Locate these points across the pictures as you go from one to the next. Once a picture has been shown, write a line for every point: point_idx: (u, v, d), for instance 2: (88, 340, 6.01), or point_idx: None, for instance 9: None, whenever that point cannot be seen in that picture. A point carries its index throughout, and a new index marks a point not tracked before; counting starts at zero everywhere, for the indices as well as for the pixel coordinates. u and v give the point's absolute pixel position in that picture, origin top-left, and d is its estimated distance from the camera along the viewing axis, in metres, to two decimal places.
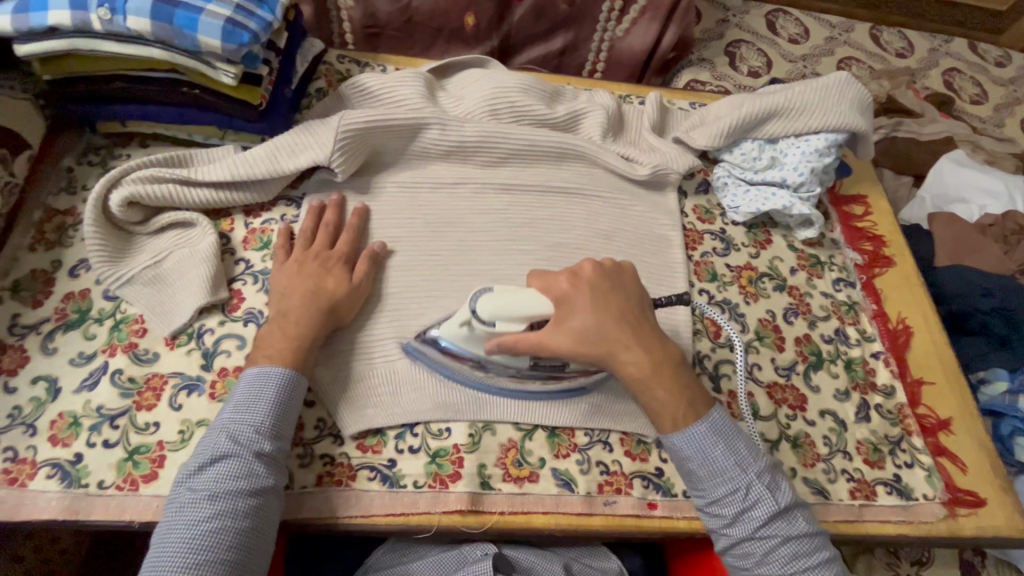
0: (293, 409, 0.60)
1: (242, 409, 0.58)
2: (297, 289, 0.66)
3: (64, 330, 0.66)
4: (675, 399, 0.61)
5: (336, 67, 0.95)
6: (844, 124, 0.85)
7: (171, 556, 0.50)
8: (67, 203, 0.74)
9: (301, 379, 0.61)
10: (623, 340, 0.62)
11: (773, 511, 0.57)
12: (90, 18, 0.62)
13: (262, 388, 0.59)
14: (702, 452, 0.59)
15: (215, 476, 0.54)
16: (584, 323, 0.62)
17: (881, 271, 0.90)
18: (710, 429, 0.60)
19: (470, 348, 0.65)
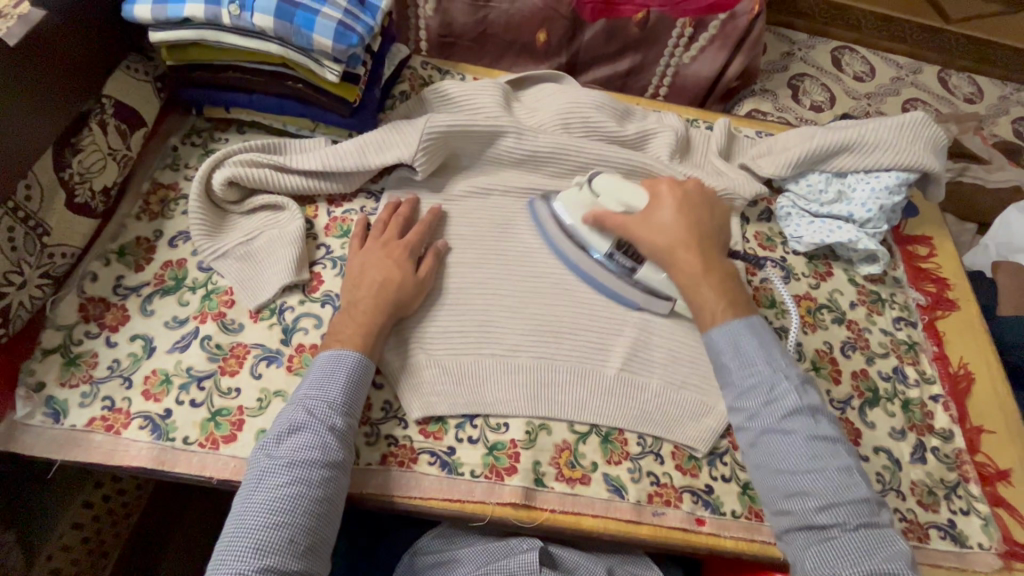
0: (363, 390, 0.63)
1: (317, 386, 0.61)
2: (366, 277, 0.70)
3: (161, 294, 0.71)
4: (718, 299, 0.68)
5: (419, 73, 1.00)
6: (918, 164, 0.85)
7: (252, 518, 0.53)
8: (171, 179, 0.80)
9: (369, 362, 0.65)
10: (686, 245, 0.70)
11: (797, 404, 0.61)
12: (221, 12, 0.68)
13: (336, 367, 0.63)
14: (734, 346, 0.65)
15: (292, 446, 0.57)
16: (662, 217, 0.73)
17: (944, 314, 0.89)
18: (751, 328, 0.65)
19: (566, 222, 0.77)
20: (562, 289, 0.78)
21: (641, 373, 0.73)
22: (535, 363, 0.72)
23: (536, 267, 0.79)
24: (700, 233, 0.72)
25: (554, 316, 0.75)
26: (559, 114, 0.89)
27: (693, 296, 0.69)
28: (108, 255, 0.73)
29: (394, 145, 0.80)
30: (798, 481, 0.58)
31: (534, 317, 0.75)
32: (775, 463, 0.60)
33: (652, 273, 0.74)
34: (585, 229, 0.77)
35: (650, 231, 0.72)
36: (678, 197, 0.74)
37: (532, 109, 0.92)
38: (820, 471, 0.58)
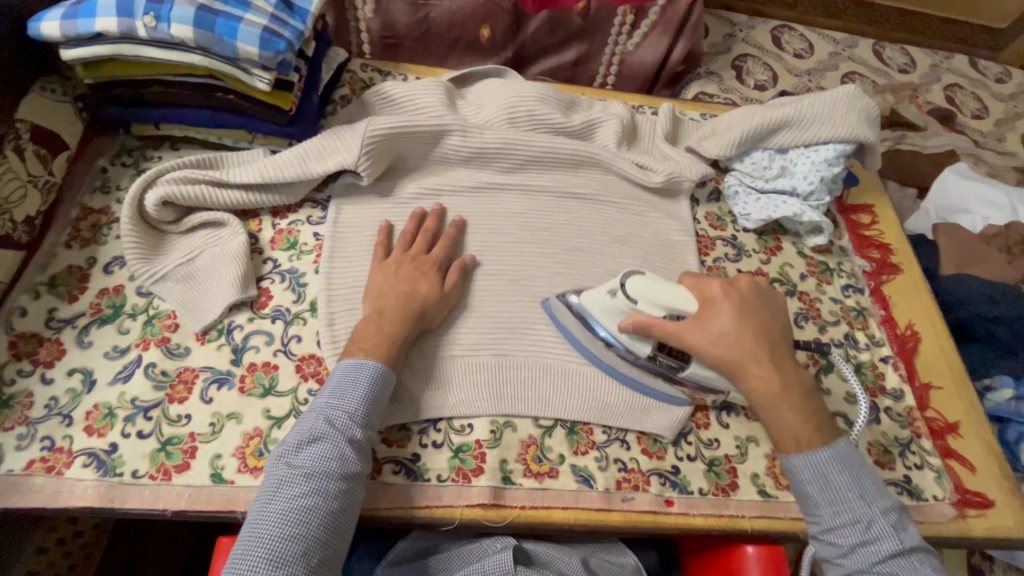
0: (383, 401, 0.62)
1: (338, 395, 0.60)
2: (386, 291, 0.69)
3: (99, 324, 0.68)
4: (800, 418, 0.61)
5: (359, 76, 0.98)
6: (853, 135, 0.87)
7: (268, 529, 0.51)
8: (102, 203, 0.76)
9: (390, 373, 0.63)
10: (754, 355, 0.63)
11: (847, 459, 0.59)
12: (136, 25, 0.65)
13: (356, 376, 0.61)
14: (821, 475, 0.59)
15: (311, 456, 0.55)
16: (723, 331, 0.64)
17: (889, 278, 0.93)
18: (836, 455, 0.59)
19: (603, 318, 0.70)
20: (519, 285, 0.78)
21: (603, 362, 0.73)
22: (497, 360, 0.71)
23: (491, 264, 0.79)
24: (765, 335, 0.65)
25: (512, 311, 0.75)
26: (506, 108, 0.88)
27: (768, 421, 0.62)
28: (38, 288, 0.69)
29: (339, 152, 0.78)
30: (849, 534, 0.56)
31: (493, 315, 0.74)
32: (829, 518, 0.58)
33: (701, 373, 0.68)
34: (621, 337, 0.70)
35: (712, 347, 0.64)
36: (734, 298, 0.66)
37: (478, 106, 0.91)
38: (872, 526, 0.56)
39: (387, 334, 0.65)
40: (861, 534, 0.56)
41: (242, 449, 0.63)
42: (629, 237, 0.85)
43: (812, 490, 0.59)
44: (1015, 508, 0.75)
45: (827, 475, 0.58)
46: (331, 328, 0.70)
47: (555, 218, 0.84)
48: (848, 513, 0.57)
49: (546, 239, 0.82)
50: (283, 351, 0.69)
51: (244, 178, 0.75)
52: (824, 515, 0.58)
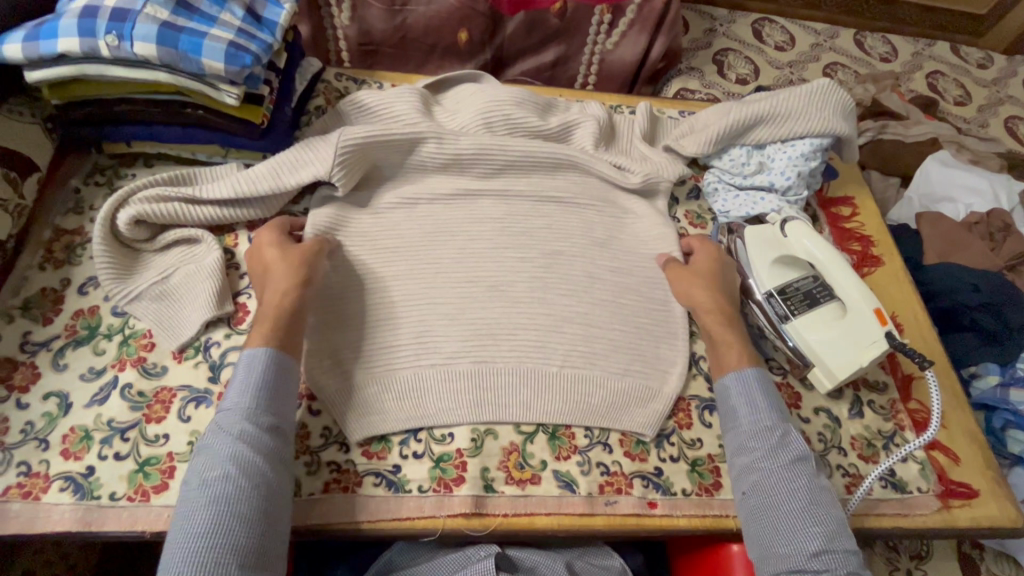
0: (278, 391, 0.61)
1: (228, 400, 0.59)
2: (269, 281, 0.69)
3: (74, 346, 0.67)
4: (739, 346, 0.71)
5: (334, 85, 0.97)
6: (829, 129, 0.87)
7: (173, 549, 0.50)
8: (76, 223, 0.76)
9: (286, 359, 0.63)
10: (712, 283, 0.78)
11: (765, 385, 0.67)
12: (98, 44, 0.63)
13: (244, 373, 0.60)
14: (747, 397, 0.66)
15: (205, 466, 0.54)
16: (705, 267, 0.80)
17: (871, 270, 0.93)
18: (760, 382, 0.67)
19: (759, 241, 0.81)
20: (498, 290, 0.77)
21: (583, 366, 0.73)
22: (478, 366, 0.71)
23: (469, 272, 0.78)
24: (726, 281, 0.79)
25: (493, 317, 0.75)
26: (482, 113, 0.88)
27: (713, 337, 0.73)
28: (11, 312, 0.69)
29: (310, 163, 0.77)
30: (759, 456, 0.62)
31: (473, 322, 0.74)
32: (747, 440, 0.64)
33: (803, 334, 0.75)
34: (760, 269, 0.79)
35: (693, 277, 0.78)
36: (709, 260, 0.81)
37: (454, 112, 0.90)
38: (784, 452, 0.62)
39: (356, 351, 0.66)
40: (768, 458, 0.62)
41: None
42: (608, 240, 0.84)
43: (739, 405, 0.66)
44: (999, 497, 0.75)
45: (752, 396, 0.66)
46: (310, 342, 0.70)
47: (534, 220, 0.84)
48: (762, 440, 0.63)
49: (524, 243, 0.81)
50: None
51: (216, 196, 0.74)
52: (744, 433, 0.64)
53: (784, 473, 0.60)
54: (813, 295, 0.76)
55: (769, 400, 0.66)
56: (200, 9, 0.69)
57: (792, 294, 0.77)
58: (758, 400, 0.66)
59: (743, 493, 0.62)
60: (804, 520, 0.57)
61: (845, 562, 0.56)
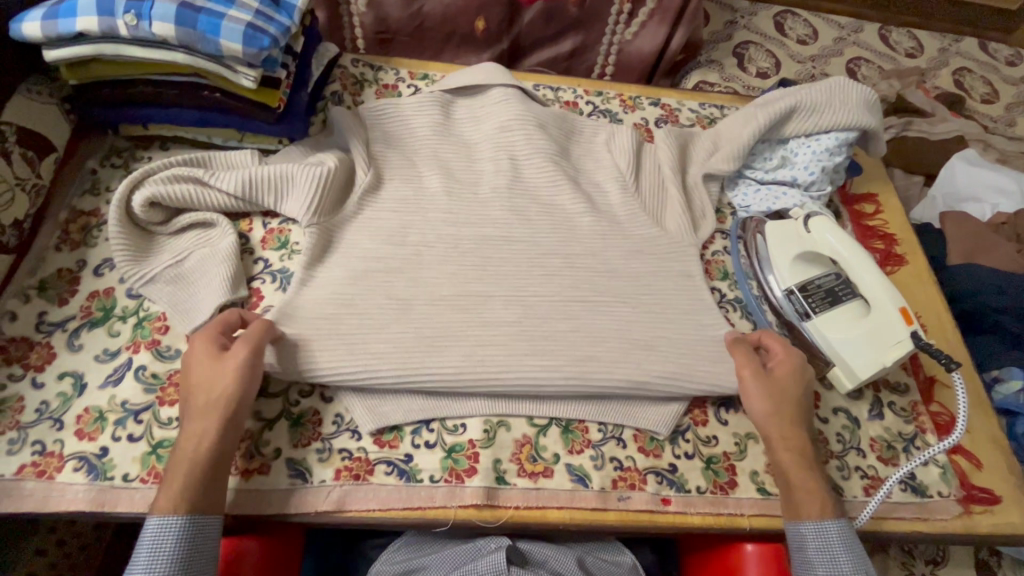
0: (198, 560, 0.54)
1: (138, 573, 0.52)
2: (196, 402, 0.59)
3: (89, 327, 0.67)
4: (814, 494, 0.63)
5: (350, 71, 0.96)
6: (855, 122, 0.84)
7: None
8: (92, 205, 0.76)
9: (203, 518, 0.55)
10: (796, 411, 0.66)
11: (846, 535, 0.61)
12: (117, 24, 0.63)
13: (158, 541, 0.53)
14: (828, 554, 0.60)
15: None
16: (791, 386, 0.67)
17: (894, 269, 0.91)
18: (842, 534, 0.61)
19: (780, 239, 0.80)
20: None
21: None
22: (496, 356, 0.67)
23: None
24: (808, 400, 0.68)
25: None
26: (500, 105, 0.87)
27: (786, 480, 0.64)
28: (28, 291, 0.69)
29: (299, 193, 0.73)
30: None
31: None
32: None
33: (822, 333, 0.73)
34: (779, 266, 0.78)
35: (777, 396, 0.66)
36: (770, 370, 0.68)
37: (470, 102, 0.89)
38: None
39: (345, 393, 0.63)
40: None
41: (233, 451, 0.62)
42: None
43: (813, 550, 0.61)
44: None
45: (831, 549, 0.60)
46: None
47: None
48: None
49: (542, 229, 0.79)
50: None
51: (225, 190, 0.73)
52: None
53: None
54: (835, 293, 0.75)
55: (855, 558, 0.60)
56: None
57: (814, 291, 0.75)
58: (836, 553, 0.60)
59: None
60: None
61: None
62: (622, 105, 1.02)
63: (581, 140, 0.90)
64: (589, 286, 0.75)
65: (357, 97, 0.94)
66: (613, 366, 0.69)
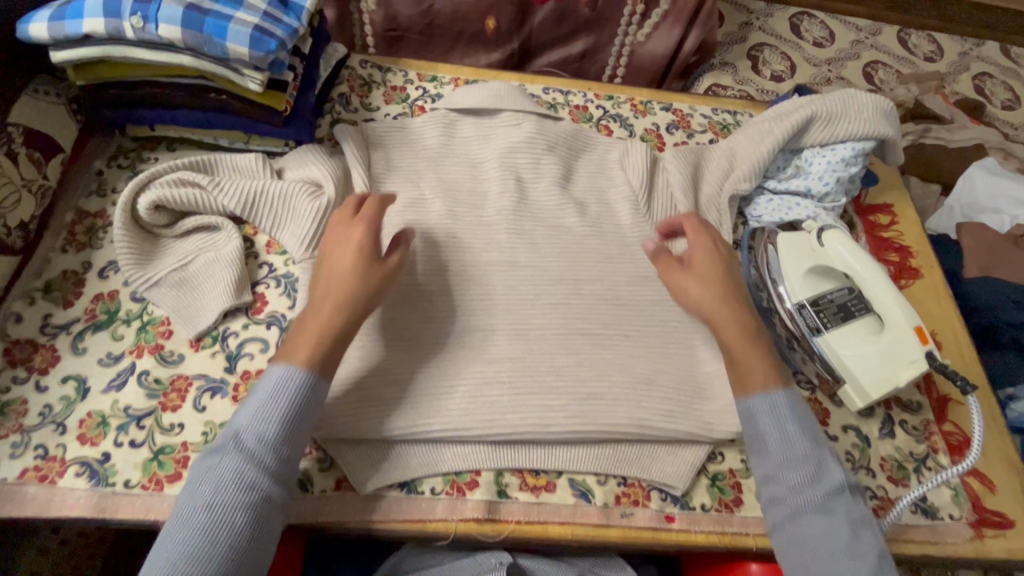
0: (306, 425, 0.57)
1: (259, 414, 0.56)
2: (327, 279, 0.64)
3: (93, 331, 0.67)
4: (762, 359, 0.65)
5: (358, 72, 0.95)
6: (872, 132, 0.83)
7: (182, 543, 0.49)
8: (98, 206, 0.76)
9: (324, 379, 0.59)
10: (722, 288, 0.70)
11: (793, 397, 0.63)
12: (122, 26, 0.62)
13: (280, 389, 0.57)
14: (777, 417, 0.62)
15: (218, 482, 0.52)
16: (709, 267, 0.72)
17: (908, 283, 0.89)
18: (789, 399, 0.63)
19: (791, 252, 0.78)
20: (518, 300, 0.77)
21: (602, 373, 0.72)
22: (500, 394, 0.68)
23: (493, 276, 0.78)
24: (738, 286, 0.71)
25: (514, 320, 0.75)
26: (508, 125, 0.90)
27: (727, 350, 0.67)
28: (33, 293, 0.68)
29: (299, 225, 0.75)
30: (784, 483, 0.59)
31: (497, 325, 0.74)
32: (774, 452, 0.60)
33: (832, 348, 0.72)
34: (790, 280, 0.76)
35: (698, 280, 0.71)
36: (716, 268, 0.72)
37: (478, 119, 0.91)
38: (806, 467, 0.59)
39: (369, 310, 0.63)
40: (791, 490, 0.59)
41: None
42: (630, 249, 0.84)
43: (763, 432, 0.62)
44: None
45: (783, 416, 0.61)
46: None
47: (557, 229, 0.84)
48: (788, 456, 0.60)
49: (549, 250, 0.82)
50: None
51: (227, 206, 0.74)
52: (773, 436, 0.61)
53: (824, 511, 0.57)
54: (848, 308, 0.73)
55: (803, 431, 0.61)
56: None
57: (825, 306, 0.74)
58: (784, 427, 0.61)
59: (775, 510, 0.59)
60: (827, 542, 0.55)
61: None
62: (633, 109, 1.00)
63: (596, 157, 0.92)
64: (594, 311, 0.77)
65: (365, 99, 0.93)
66: (617, 398, 0.70)
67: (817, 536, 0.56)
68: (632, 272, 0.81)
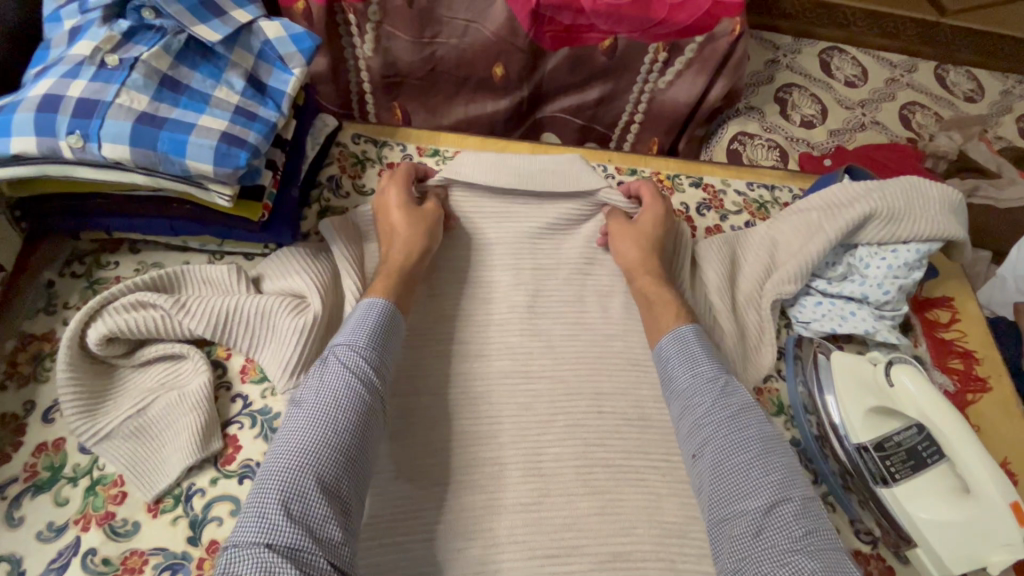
0: (393, 342, 0.60)
1: (351, 333, 0.58)
2: (388, 223, 0.72)
3: (32, 493, 0.57)
4: (672, 311, 0.69)
5: (351, 149, 0.85)
6: (938, 234, 0.72)
7: (288, 454, 0.48)
8: (46, 327, 0.65)
9: (399, 317, 0.62)
10: (649, 253, 0.76)
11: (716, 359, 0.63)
12: (59, 145, 0.51)
13: (366, 315, 0.60)
14: (693, 365, 0.62)
15: (324, 389, 0.53)
16: (647, 232, 0.77)
17: (975, 396, 0.78)
18: (697, 334, 0.65)
19: (849, 382, 0.68)
20: (533, 435, 0.67)
21: (632, 533, 0.61)
22: (513, 563, 0.58)
23: (503, 404, 0.68)
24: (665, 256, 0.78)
25: (528, 460, 0.65)
26: (520, 215, 0.81)
27: (647, 297, 0.72)
28: None
29: (280, 349, 0.65)
30: (714, 432, 0.56)
31: (508, 469, 0.64)
32: (711, 423, 0.57)
33: (903, 507, 0.61)
34: (848, 416, 0.66)
35: (632, 241, 0.76)
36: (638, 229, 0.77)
37: (485, 205, 0.81)
38: (722, 392, 0.59)
39: (414, 255, 0.69)
40: (726, 435, 0.55)
41: None
42: None
43: (676, 368, 0.63)
44: None
45: (727, 398, 0.58)
46: None
47: (576, 339, 0.74)
48: (718, 416, 0.57)
49: (567, 365, 0.72)
50: None
51: (195, 330, 0.63)
52: (705, 413, 0.58)
53: (742, 427, 0.56)
54: (918, 453, 0.63)
55: (714, 356, 0.63)
56: (187, 88, 0.58)
57: (893, 451, 0.63)
58: (735, 459, 0.54)
59: (720, 534, 0.52)
60: (754, 450, 0.54)
61: (809, 520, 0.50)
62: (659, 186, 0.89)
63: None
64: (620, 446, 0.67)
65: (358, 181, 0.82)
66: (649, 572, 0.60)
67: (742, 441, 0.55)
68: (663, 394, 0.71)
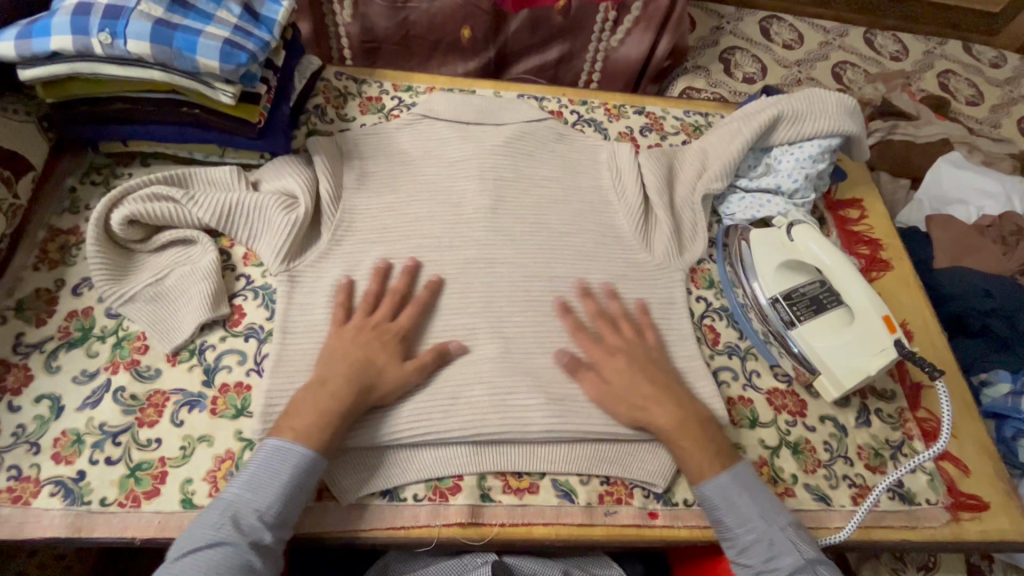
0: (302, 494, 0.59)
1: (253, 488, 0.57)
2: (342, 347, 0.67)
3: (67, 348, 0.67)
4: (706, 452, 0.65)
5: (334, 84, 0.96)
6: (835, 128, 0.85)
7: None
8: (71, 222, 0.75)
9: (319, 462, 0.60)
10: (628, 398, 0.68)
11: (768, 511, 0.63)
12: (91, 42, 0.63)
13: (275, 467, 0.58)
14: (728, 501, 0.63)
15: (207, 562, 0.53)
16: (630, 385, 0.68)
17: (879, 275, 0.91)
18: (738, 480, 0.64)
19: (762, 250, 0.81)
20: (496, 302, 0.77)
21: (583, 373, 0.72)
22: (479, 394, 0.69)
23: (471, 280, 0.78)
24: (662, 375, 0.70)
25: (491, 321, 0.75)
26: (483, 134, 0.92)
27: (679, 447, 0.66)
28: (5, 312, 0.68)
29: (274, 233, 0.74)
30: None
31: (476, 327, 0.74)
32: None
33: (809, 339, 0.74)
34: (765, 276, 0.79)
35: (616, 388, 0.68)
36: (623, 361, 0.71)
37: (452, 126, 0.92)
38: (780, 550, 0.61)
39: (330, 409, 0.61)
40: None
41: (212, 473, 0.61)
42: (599, 252, 0.83)
43: (728, 520, 0.63)
44: (1011, 510, 0.72)
45: (774, 553, 0.61)
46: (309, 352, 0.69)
47: (535, 230, 0.84)
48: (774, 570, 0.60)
49: (527, 247, 0.82)
50: (256, 370, 0.68)
51: (202, 218, 0.73)
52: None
53: None
54: (820, 300, 0.76)
55: (760, 508, 0.63)
56: (195, 5, 0.68)
57: (798, 299, 0.77)
58: None
59: None
60: None
61: None
62: (607, 114, 1.02)
63: (585, 157, 0.94)
64: (572, 311, 0.77)
65: (341, 111, 0.94)
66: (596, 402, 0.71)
67: None
68: (607, 272, 0.82)
